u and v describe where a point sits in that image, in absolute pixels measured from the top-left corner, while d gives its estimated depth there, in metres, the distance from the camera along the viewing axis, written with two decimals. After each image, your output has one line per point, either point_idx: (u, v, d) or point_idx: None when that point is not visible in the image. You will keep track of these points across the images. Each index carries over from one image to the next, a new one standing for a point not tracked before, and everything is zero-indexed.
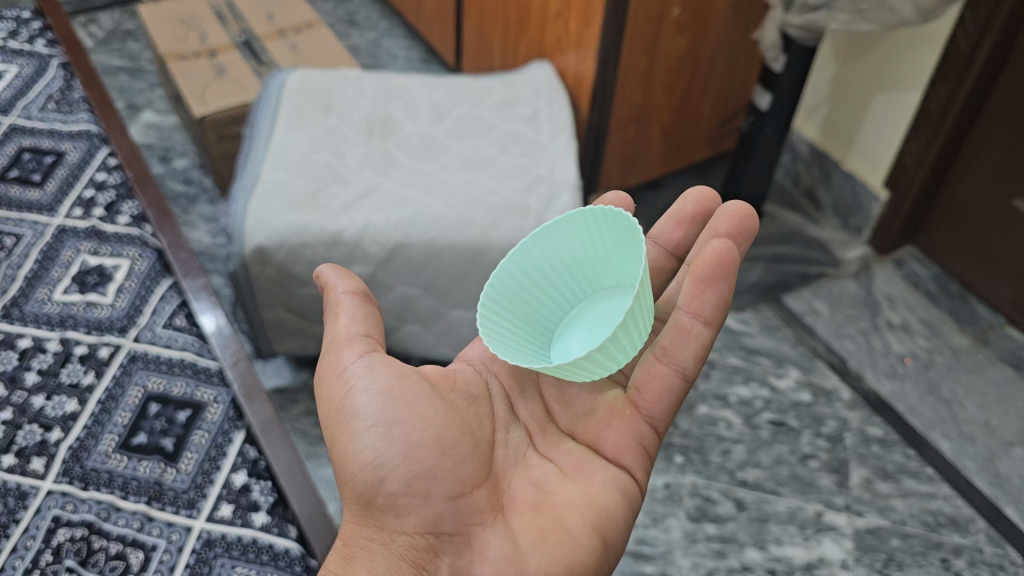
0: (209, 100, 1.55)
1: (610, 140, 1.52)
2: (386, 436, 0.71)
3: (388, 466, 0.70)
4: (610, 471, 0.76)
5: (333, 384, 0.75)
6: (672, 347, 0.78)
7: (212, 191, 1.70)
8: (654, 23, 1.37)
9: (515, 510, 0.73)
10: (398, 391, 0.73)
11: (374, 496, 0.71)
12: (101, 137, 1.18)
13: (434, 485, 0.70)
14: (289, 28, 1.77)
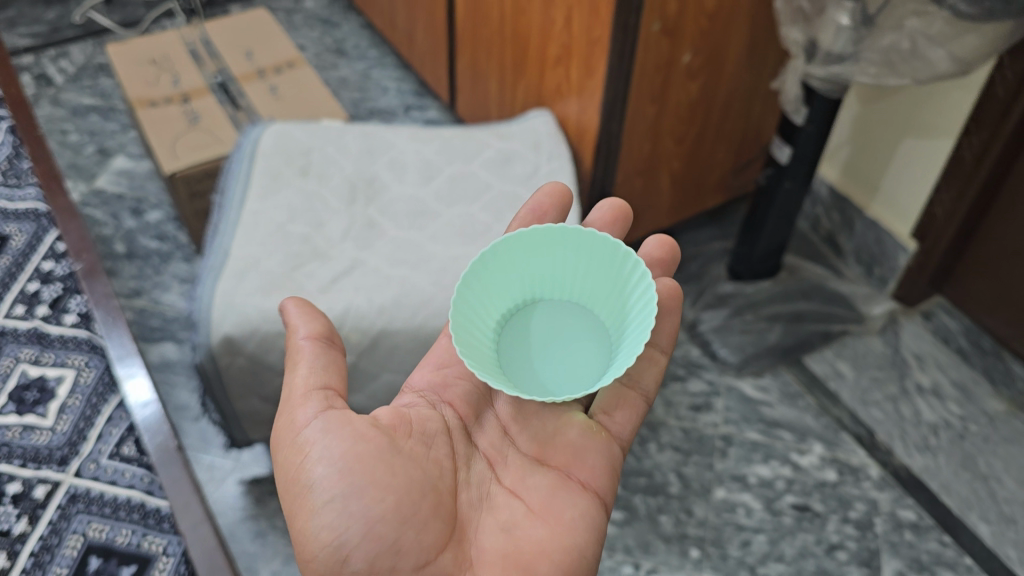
0: (181, 153, 1.44)
1: (618, 194, 1.39)
2: (345, 513, 0.69)
3: (349, 544, 0.69)
4: (578, 506, 0.78)
5: (289, 451, 0.73)
6: (638, 374, 0.90)
7: (188, 246, 1.59)
8: (664, 71, 1.24)
9: (482, 564, 0.74)
10: (352, 458, 0.71)
11: (338, 574, 0.70)
12: (48, 217, 1.06)
13: (398, 558, 0.70)
14: (270, 67, 1.65)
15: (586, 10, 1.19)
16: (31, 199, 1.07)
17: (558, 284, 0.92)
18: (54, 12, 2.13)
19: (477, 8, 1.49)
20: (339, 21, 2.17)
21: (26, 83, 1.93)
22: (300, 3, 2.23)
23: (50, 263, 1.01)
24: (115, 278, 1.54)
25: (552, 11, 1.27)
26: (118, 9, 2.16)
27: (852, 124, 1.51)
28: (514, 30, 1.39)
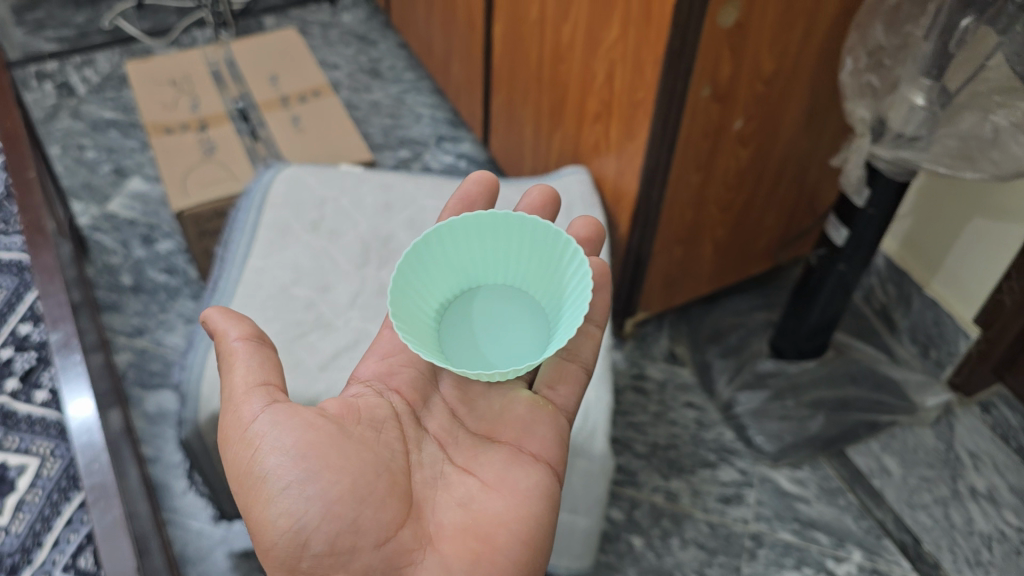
0: (191, 189, 1.36)
1: (654, 263, 1.29)
2: (302, 499, 0.67)
3: (309, 528, 0.67)
4: (530, 476, 0.77)
5: (239, 444, 0.71)
6: (575, 347, 0.90)
7: (196, 281, 1.51)
8: (712, 137, 1.13)
9: (442, 537, 0.73)
10: (306, 445, 0.69)
11: (299, 560, 0.68)
12: (31, 271, 1.01)
13: (359, 537, 0.68)
14: (294, 96, 1.57)
15: (628, 69, 1.08)
16: (15, 250, 1.03)
17: (500, 263, 0.94)
18: (83, 15, 2.09)
19: (515, 46, 1.38)
20: (377, 40, 2.08)
21: (49, 92, 1.88)
22: (337, 18, 2.14)
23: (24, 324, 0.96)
24: (118, 312, 1.47)
25: (591, 65, 1.16)
26: (149, 16, 2.11)
27: (914, 205, 1.38)
28: (551, 78, 1.28)
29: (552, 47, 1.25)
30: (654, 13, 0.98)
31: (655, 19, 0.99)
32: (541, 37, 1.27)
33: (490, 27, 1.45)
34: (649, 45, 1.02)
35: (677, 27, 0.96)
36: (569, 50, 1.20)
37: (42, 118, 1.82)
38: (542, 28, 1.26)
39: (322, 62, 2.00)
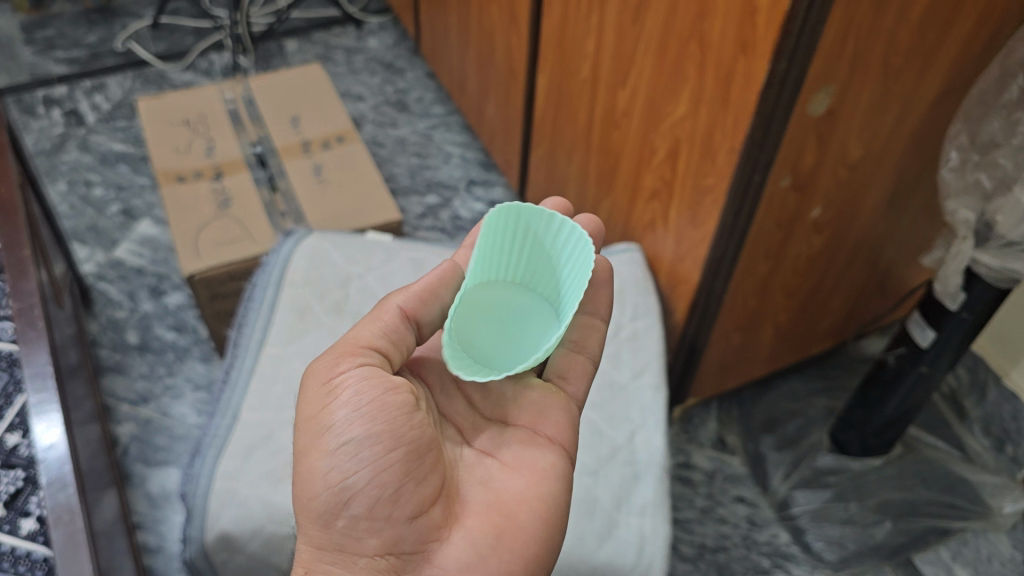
0: (204, 250, 1.24)
1: (709, 353, 1.15)
2: (355, 457, 0.65)
3: (355, 487, 0.65)
4: (551, 458, 0.73)
5: (316, 388, 0.70)
6: (583, 339, 0.82)
7: (207, 341, 1.41)
8: (785, 227, 0.99)
9: (470, 514, 0.70)
10: (375, 405, 0.66)
11: (335, 518, 0.66)
12: (21, 366, 0.90)
13: (394, 508, 0.66)
14: (317, 140, 1.44)
15: (696, 151, 0.95)
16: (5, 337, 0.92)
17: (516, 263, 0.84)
18: (95, 35, 1.99)
19: (559, 103, 1.25)
20: (404, 68, 1.95)
21: (56, 120, 1.78)
22: (363, 43, 2.02)
23: (10, 431, 0.85)
24: (122, 374, 1.36)
25: (650, 139, 1.03)
26: (165, 37, 2.01)
27: (1014, 304, 1.22)
28: (602, 145, 1.15)
29: (604, 113, 1.12)
30: (734, 95, 0.86)
31: (735, 102, 0.86)
32: (591, 101, 1.15)
33: (533, 78, 1.32)
34: (725, 129, 0.89)
35: (761, 114, 0.84)
36: (625, 119, 1.08)
37: (48, 150, 1.71)
38: (593, 90, 1.13)
39: (346, 93, 1.88)
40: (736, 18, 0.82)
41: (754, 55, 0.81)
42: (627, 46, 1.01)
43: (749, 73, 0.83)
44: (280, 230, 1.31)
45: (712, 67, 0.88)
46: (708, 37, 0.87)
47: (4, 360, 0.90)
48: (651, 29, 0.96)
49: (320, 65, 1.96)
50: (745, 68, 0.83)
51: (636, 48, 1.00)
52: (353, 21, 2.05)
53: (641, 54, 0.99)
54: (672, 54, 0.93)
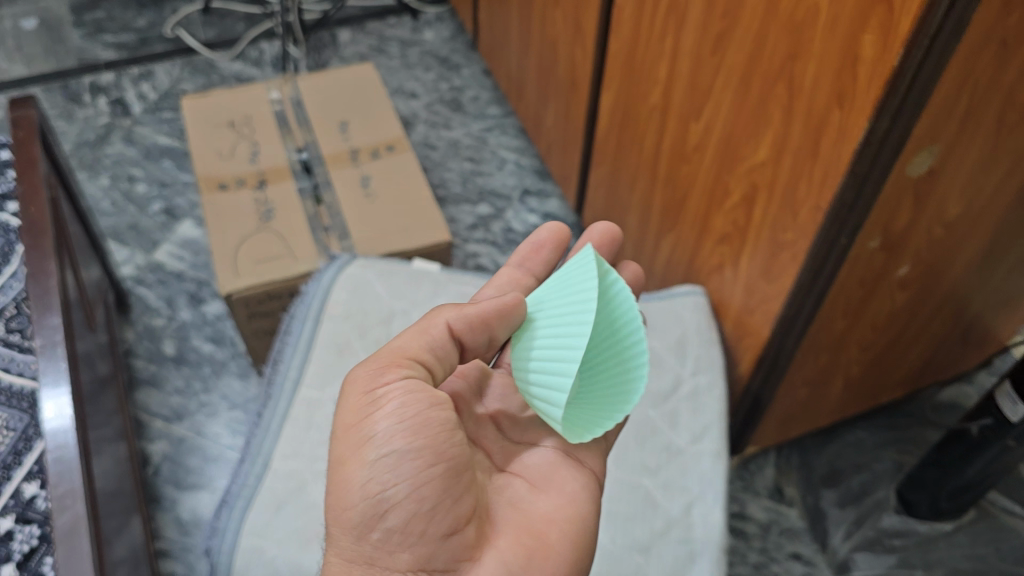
0: (242, 268, 1.18)
1: (773, 407, 1.05)
2: (396, 469, 0.60)
3: (393, 500, 0.60)
4: (578, 481, 0.73)
5: (358, 393, 0.64)
6: None
7: (245, 355, 1.36)
8: (869, 284, 0.88)
9: (499, 535, 0.66)
10: (421, 417, 0.61)
11: (369, 530, 0.61)
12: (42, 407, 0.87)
13: (429, 525, 0.61)
14: (365, 149, 1.37)
15: (774, 201, 0.85)
16: (28, 373, 0.90)
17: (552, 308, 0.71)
18: (145, 18, 1.95)
19: (624, 124, 1.15)
20: (460, 64, 1.87)
21: (101, 109, 1.73)
22: (418, 35, 1.94)
23: (29, 479, 0.82)
24: (156, 388, 1.32)
25: (723, 181, 0.93)
26: (215, 23, 1.95)
27: None
28: (669, 177, 1.05)
29: (673, 145, 1.02)
30: (823, 150, 0.75)
31: (824, 157, 0.75)
32: (659, 129, 1.05)
33: (596, 95, 1.23)
34: (809, 184, 0.78)
35: (853, 174, 0.73)
36: (695, 153, 0.98)
37: (92, 141, 1.67)
38: (662, 118, 1.03)
39: (399, 89, 1.81)
40: (832, 65, 0.71)
41: (850, 109, 0.71)
42: (704, 77, 0.91)
43: (843, 128, 0.72)
44: (322, 248, 1.24)
45: (799, 114, 0.77)
46: (798, 82, 0.76)
47: (26, 399, 0.88)
48: (732, 62, 0.85)
49: (373, 57, 1.88)
50: (839, 121, 0.72)
51: (714, 81, 0.89)
52: (409, 11, 1.97)
53: (720, 88, 0.89)
54: (755, 93, 0.83)
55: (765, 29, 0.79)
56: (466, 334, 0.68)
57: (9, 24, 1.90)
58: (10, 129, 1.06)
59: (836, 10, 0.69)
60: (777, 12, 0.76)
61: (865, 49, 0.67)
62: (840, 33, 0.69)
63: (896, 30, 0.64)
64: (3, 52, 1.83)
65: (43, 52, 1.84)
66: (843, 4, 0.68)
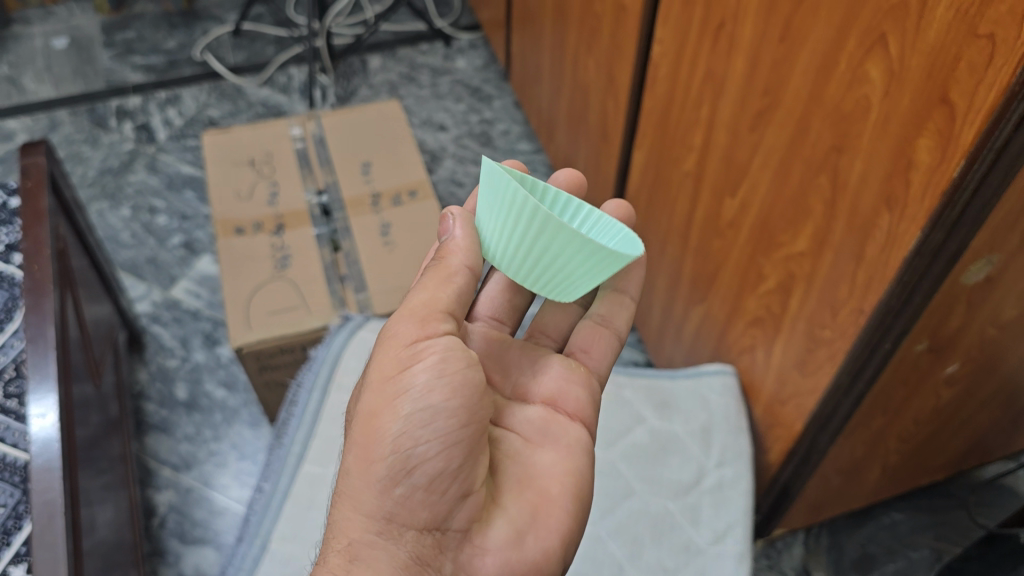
0: (255, 321, 1.15)
1: (804, 496, 0.98)
2: (430, 425, 0.60)
3: (424, 457, 0.60)
4: (576, 432, 0.72)
5: (397, 348, 0.63)
6: (608, 312, 0.78)
7: (257, 403, 1.32)
8: (913, 384, 0.82)
9: (505, 493, 0.67)
10: (460, 379, 0.61)
11: (393, 485, 0.61)
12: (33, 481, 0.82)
13: (453, 483, 0.61)
14: (387, 193, 1.33)
15: (812, 295, 0.78)
16: (23, 443, 0.85)
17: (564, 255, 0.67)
18: (175, 40, 1.93)
19: (654, 185, 1.09)
20: (492, 95, 1.82)
21: (126, 134, 1.71)
22: (450, 63, 1.90)
23: (15, 562, 0.77)
24: (166, 434, 1.28)
25: (758, 263, 0.86)
26: (245, 46, 1.92)
27: None
28: (699, 247, 0.99)
29: (707, 214, 0.95)
30: (869, 253, 0.68)
31: (869, 261, 0.68)
32: (691, 198, 0.98)
33: (628, 150, 1.17)
34: (852, 284, 0.71)
35: (903, 282, 0.66)
36: (729, 230, 0.91)
37: (115, 169, 1.64)
38: (695, 187, 0.96)
39: (428, 121, 1.76)
40: (881, 165, 0.64)
41: (900, 215, 0.63)
42: (741, 153, 0.84)
43: (891, 234, 0.65)
44: (339, 300, 1.20)
45: (843, 210, 0.70)
46: (842, 176, 0.69)
47: (19, 472, 0.83)
48: (771, 143, 0.78)
49: (403, 86, 1.84)
50: (887, 227, 0.65)
51: (752, 159, 0.82)
52: (442, 38, 1.93)
53: (757, 168, 0.82)
54: (795, 180, 0.76)
55: (808, 113, 0.71)
56: (457, 252, 0.66)
57: (40, 43, 1.89)
58: (20, 177, 1.02)
59: (889, 107, 0.61)
60: (822, 100, 0.68)
61: (921, 155, 0.60)
62: (892, 132, 0.62)
63: (958, 141, 0.56)
64: (33, 72, 1.82)
65: (71, 73, 1.82)
66: (897, 102, 0.60)
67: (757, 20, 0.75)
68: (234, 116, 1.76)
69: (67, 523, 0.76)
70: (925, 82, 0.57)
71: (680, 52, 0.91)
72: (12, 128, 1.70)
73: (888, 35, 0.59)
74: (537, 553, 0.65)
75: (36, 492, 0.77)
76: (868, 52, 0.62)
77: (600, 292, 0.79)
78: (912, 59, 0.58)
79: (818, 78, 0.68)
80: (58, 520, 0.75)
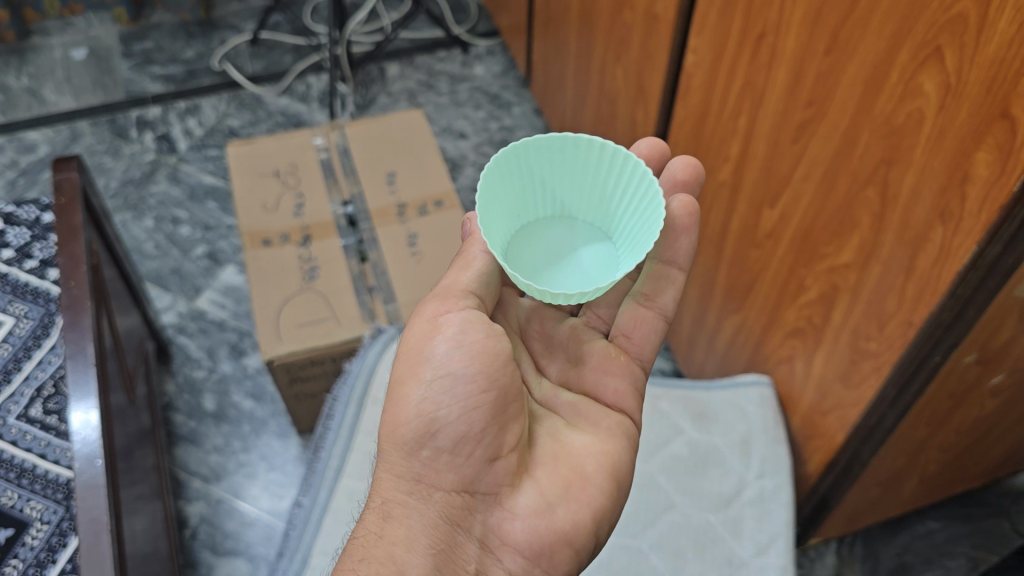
0: (286, 333, 1.14)
1: (843, 506, 0.98)
2: (450, 392, 0.66)
3: (443, 423, 0.67)
4: (614, 417, 0.75)
5: (425, 320, 0.70)
6: (653, 292, 0.79)
7: (285, 413, 1.32)
8: (958, 395, 0.82)
9: (539, 465, 0.70)
10: (479, 348, 0.67)
11: (419, 447, 0.68)
12: (76, 499, 0.84)
13: (477, 449, 0.67)
14: (413, 203, 1.33)
15: (857, 307, 0.78)
16: (65, 459, 0.87)
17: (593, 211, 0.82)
18: (193, 49, 1.93)
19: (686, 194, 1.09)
20: (511, 102, 1.81)
21: (147, 145, 1.71)
22: (468, 70, 1.89)
23: None
24: (195, 446, 1.28)
25: (799, 274, 0.86)
26: (263, 55, 1.92)
27: None
28: (734, 257, 0.99)
29: (742, 224, 0.95)
30: (920, 266, 0.69)
31: (921, 273, 0.69)
32: (726, 209, 0.98)
33: None
34: (900, 297, 0.72)
35: (955, 294, 0.67)
36: (767, 241, 0.91)
37: (137, 179, 1.65)
38: (730, 198, 0.96)
39: (447, 129, 1.76)
40: (935, 179, 0.64)
41: (955, 229, 0.64)
42: (782, 164, 0.84)
43: (945, 247, 0.65)
44: (368, 312, 1.19)
45: (893, 223, 0.70)
46: (892, 188, 0.69)
47: (62, 489, 0.85)
48: (815, 156, 0.78)
49: (421, 94, 1.84)
50: (941, 239, 0.66)
51: (793, 171, 0.82)
52: (460, 45, 1.92)
53: (799, 179, 0.82)
54: (841, 192, 0.76)
55: (856, 126, 0.71)
56: (476, 242, 0.72)
57: (59, 53, 1.89)
58: (53, 192, 1.02)
59: (944, 120, 0.62)
60: (871, 112, 0.69)
61: (978, 168, 0.60)
62: (947, 145, 0.62)
63: (1017, 155, 0.56)
64: (52, 83, 1.82)
65: (91, 84, 1.83)
66: (953, 115, 0.61)
67: (800, 33, 0.75)
68: (254, 125, 1.76)
69: (113, 540, 0.76)
70: (984, 96, 0.58)
71: (716, 63, 0.92)
72: (33, 139, 1.70)
73: (945, 49, 0.60)
74: (565, 525, 0.68)
75: (82, 510, 0.77)
76: (921, 65, 0.62)
77: (646, 268, 0.79)
78: (971, 72, 0.58)
79: (867, 91, 0.69)
80: (103, 538, 0.75)
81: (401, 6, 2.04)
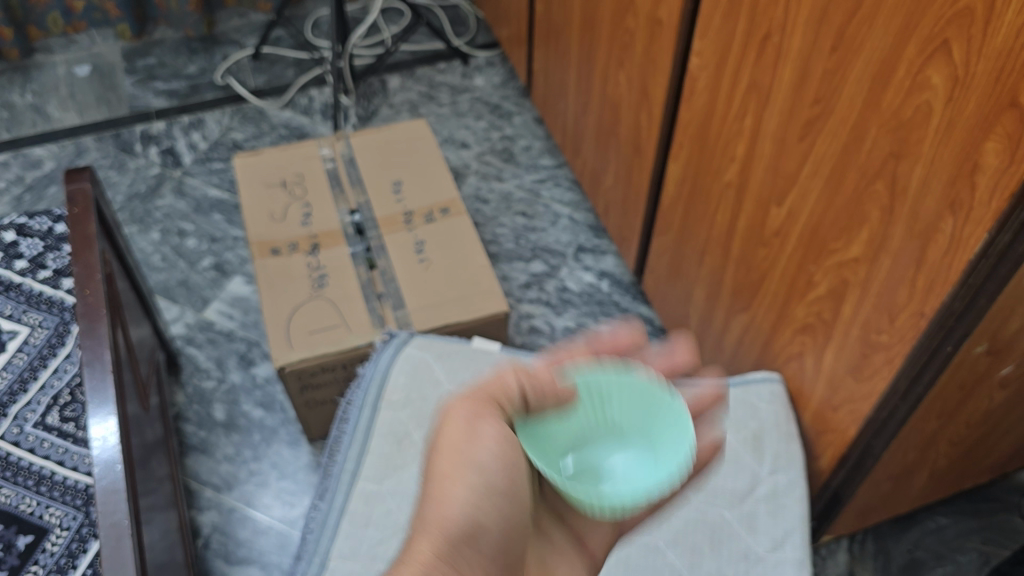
0: (297, 339, 1.14)
1: (853, 502, 0.99)
2: (489, 507, 0.65)
3: (485, 532, 0.64)
4: None
5: (468, 431, 0.67)
6: None
7: (295, 422, 1.32)
8: (970, 386, 0.83)
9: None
10: (516, 465, 0.68)
11: (466, 547, 0.63)
12: (96, 502, 0.86)
13: (500, 558, 0.66)
14: (419, 211, 1.34)
15: (868, 300, 0.80)
16: (84, 467, 0.89)
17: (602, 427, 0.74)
18: (196, 65, 1.95)
19: (691, 195, 1.09)
20: (512, 111, 1.83)
21: (152, 159, 1.72)
22: (468, 81, 1.90)
23: None
24: (206, 455, 1.29)
25: (808, 270, 0.87)
26: (265, 70, 1.94)
27: None
28: (742, 253, 1.00)
29: (750, 224, 0.96)
30: (931, 257, 0.70)
31: (931, 266, 0.70)
32: (732, 209, 0.99)
33: (663, 162, 1.18)
34: (910, 289, 0.74)
35: (966, 284, 0.68)
36: (775, 239, 0.92)
37: (143, 194, 1.66)
38: (736, 198, 0.98)
39: (449, 139, 1.77)
40: (945, 169, 0.66)
41: (965, 219, 0.65)
42: (788, 162, 0.85)
43: (956, 237, 0.67)
44: (378, 318, 1.19)
45: (903, 216, 0.72)
46: (901, 182, 0.71)
47: (80, 495, 0.87)
48: (822, 153, 0.79)
49: (423, 106, 1.85)
50: (951, 230, 0.67)
51: (800, 168, 0.84)
52: (460, 57, 1.94)
53: (807, 175, 0.83)
54: (849, 187, 0.77)
55: (864, 121, 0.73)
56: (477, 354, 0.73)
57: (63, 70, 1.90)
58: (66, 203, 1.02)
59: (952, 112, 0.63)
60: (879, 107, 0.70)
61: (989, 157, 0.61)
62: (956, 137, 0.64)
63: None
64: (57, 99, 1.83)
65: (95, 100, 1.84)
66: (961, 107, 0.62)
67: (806, 31, 0.77)
68: (258, 139, 1.77)
69: (134, 545, 0.76)
70: (993, 86, 0.59)
71: (721, 64, 0.93)
72: (39, 155, 1.71)
73: (952, 41, 0.61)
74: None
75: (103, 515, 0.78)
76: (929, 57, 0.64)
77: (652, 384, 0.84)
78: (979, 63, 0.60)
79: (874, 87, 0.70)
80: (125, 542, 0.76)
81: (401, 20, 2.05)
